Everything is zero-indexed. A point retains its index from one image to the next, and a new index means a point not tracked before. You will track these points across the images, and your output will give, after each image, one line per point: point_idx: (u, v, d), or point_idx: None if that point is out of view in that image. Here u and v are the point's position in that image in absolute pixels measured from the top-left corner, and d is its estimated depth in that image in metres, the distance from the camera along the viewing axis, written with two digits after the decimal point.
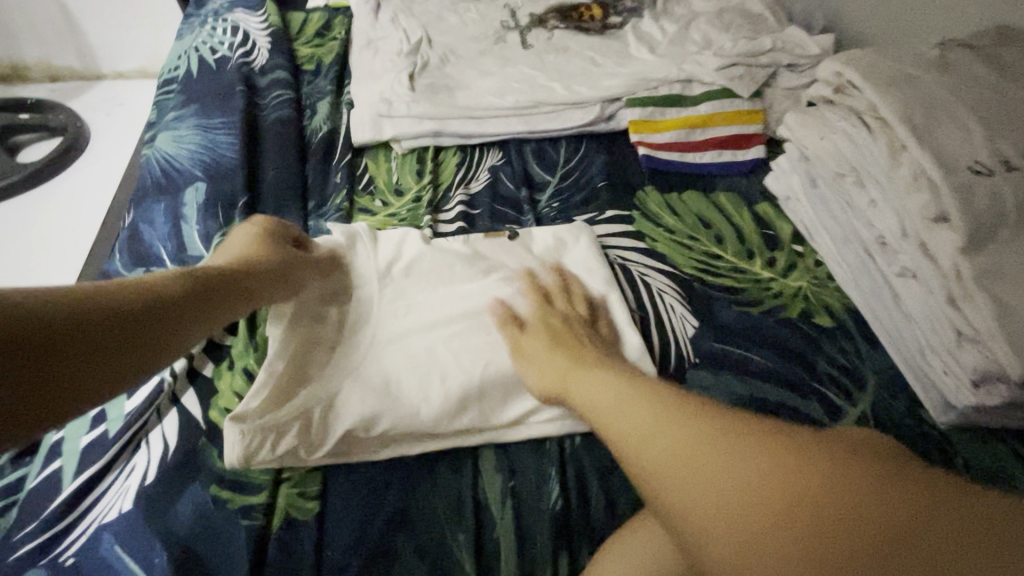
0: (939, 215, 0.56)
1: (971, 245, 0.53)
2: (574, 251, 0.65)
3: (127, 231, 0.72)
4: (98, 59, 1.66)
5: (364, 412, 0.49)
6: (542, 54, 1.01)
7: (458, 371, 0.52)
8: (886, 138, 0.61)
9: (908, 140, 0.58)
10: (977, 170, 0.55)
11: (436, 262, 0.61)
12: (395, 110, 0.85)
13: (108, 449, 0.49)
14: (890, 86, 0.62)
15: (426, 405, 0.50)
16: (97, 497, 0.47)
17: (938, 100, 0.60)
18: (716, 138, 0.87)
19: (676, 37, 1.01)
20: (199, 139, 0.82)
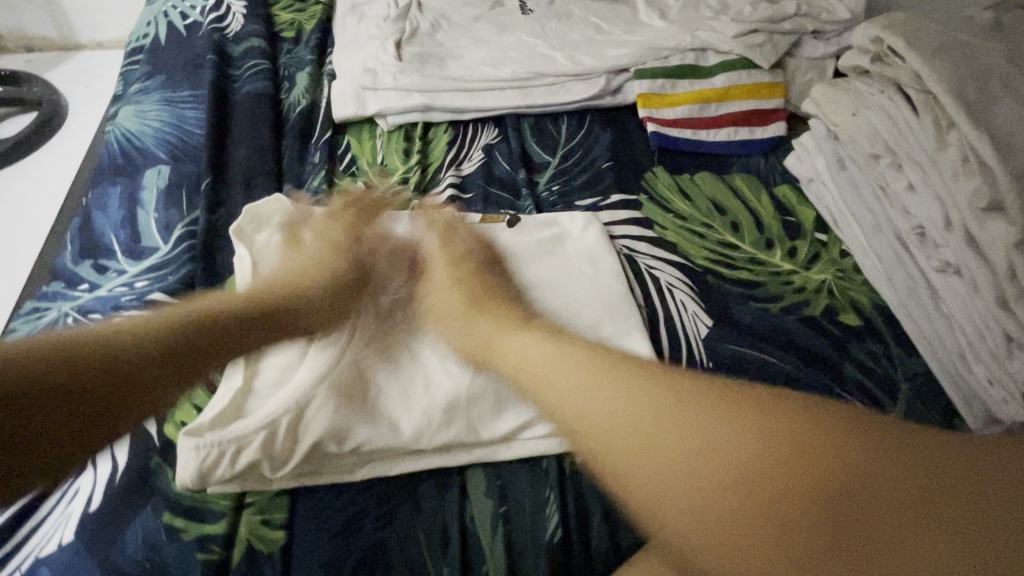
0: (992, 205, 0.49)
1: None
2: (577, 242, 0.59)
3: (79, 218, 0.65)
4: (74, 28, 1.56)
5: (336, 422, 0.44)
6: (543, 20, 0.92)
7: (444, 379, 0.47)
8: (932, 115, 0.54)
9: (958, 118, 0.51)
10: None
11: (426, 259, 0.55)
12: (380, 82, 0.77)
13: None
14: (937, 54, 0.54)
15: (407, 415, 0.45)
16: (34, 526, 0.42)
17: (993, 70, 0.52)
18: (732, 114, 0.79)
19: (690, 1, 0.92)
20: (166, 116, 0.75)
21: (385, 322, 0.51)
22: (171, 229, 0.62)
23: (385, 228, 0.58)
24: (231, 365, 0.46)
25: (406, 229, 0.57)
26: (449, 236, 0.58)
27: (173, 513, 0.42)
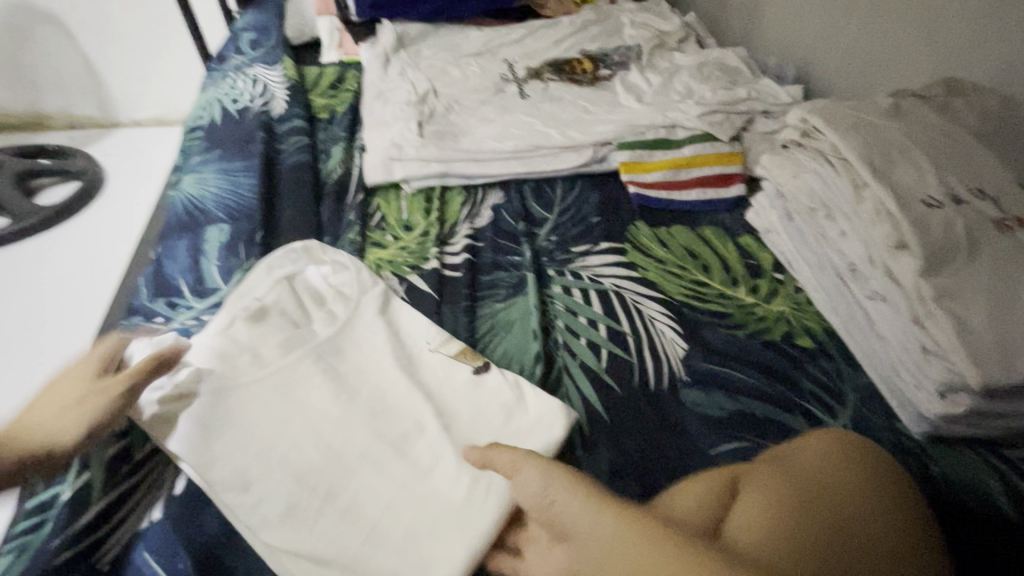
0: (899, 242, 0.61)
1: (930, 267, 0.59)
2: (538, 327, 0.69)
3: (151, 266, 0.77)
4: (117, 108, 1.75)
5: (230, 468, 0.54)
6: (539, 104, 1.13)
7: (327, 445, 0.57)
8: (850, 176, 0.68)
9: (868, 178, 0.65)
10: (928, 203, 0.62)
11: (375, 344, 0.65)
12: (405, 154, 0.92)
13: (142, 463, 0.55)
14: (849, 131, 0.70)
15: (282, 469, 0.55)
16: (129, 508, 0.54)
17: (894, 143, 0.67)
18: (701, 177, 0.94)
19: (662, 89, 1.11)
20: (224, 183, 0.89)
21: (319, 397, 0.60)
22: (232, 274, 0.74)
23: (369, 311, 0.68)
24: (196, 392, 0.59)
25: (377, 309, 0.68)
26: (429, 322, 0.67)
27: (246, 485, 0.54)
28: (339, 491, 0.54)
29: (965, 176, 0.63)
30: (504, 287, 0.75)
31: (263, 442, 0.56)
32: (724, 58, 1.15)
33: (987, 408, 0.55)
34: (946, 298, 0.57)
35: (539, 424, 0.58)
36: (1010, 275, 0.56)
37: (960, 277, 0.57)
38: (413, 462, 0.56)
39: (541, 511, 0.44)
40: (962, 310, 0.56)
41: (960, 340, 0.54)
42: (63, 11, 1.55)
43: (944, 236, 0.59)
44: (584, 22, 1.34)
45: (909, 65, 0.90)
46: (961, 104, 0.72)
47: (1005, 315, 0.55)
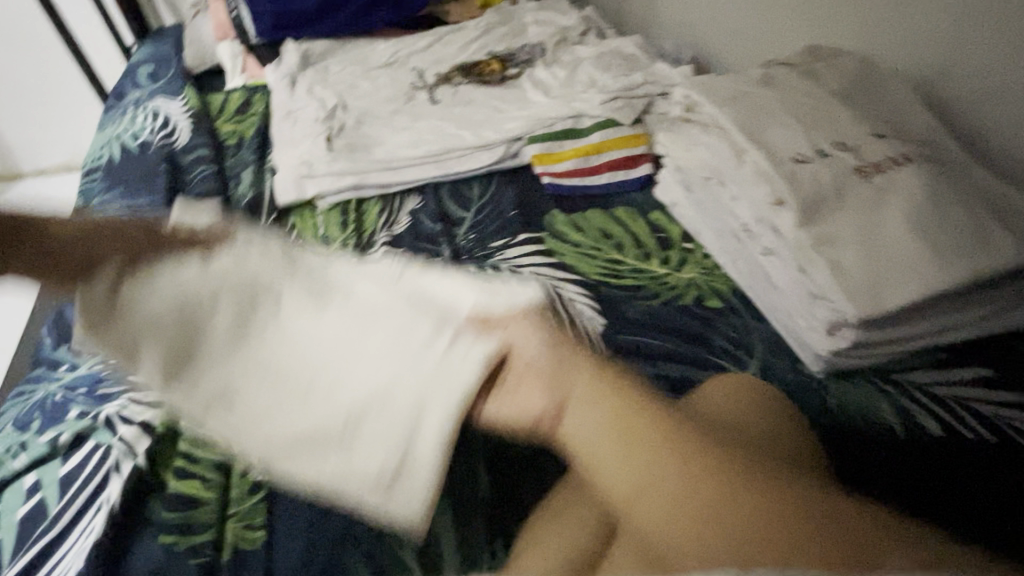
0: (777, 199, 0.67)
1: (804, 218, 0.64)
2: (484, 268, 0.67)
3: (55, 314, 0.74)
4: (15, 159, 1.65)
5: (206, 396, 0.53)
6: (451, 107, 1.14)
7: (300, 384, 0.53)
8: (731, 144, 0.73)
9: (746, 143, 0.70)
10: (799, 160, 0.67)
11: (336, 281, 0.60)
12: (316, 170, 0.92)
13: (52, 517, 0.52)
14: (727, 102, 0.75)
15: (258, 425, 0.51)
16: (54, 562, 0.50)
17: (766, 108, 0.73)
18: (610, 161, 0.98)
19: (567, 82, 1.15)
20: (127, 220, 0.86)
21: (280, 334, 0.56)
22: None
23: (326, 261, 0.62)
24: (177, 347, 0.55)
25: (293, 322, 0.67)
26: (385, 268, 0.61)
27: (169, 507, 0.52)
28: (324, 371, 0.53)
29: (829, 132, 0.69)
30: None
31: (244, 387, 0.53)
32: (623, 47, 1.20)
33: (869, 338, 0.60)
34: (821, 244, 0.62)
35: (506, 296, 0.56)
36: (874, 214, 0.62)
37: (831, 223, 0.63)
38: (384, 335, 0.55)
39: (546, 376, 0.47)
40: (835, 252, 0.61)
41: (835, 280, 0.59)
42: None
43: (813, 189, 0.65)
44: (488, 25, 1.37)
45: (784, 35, 0.97)
46: (824, 66, 0.78)
47: (872, 251, 0.60)
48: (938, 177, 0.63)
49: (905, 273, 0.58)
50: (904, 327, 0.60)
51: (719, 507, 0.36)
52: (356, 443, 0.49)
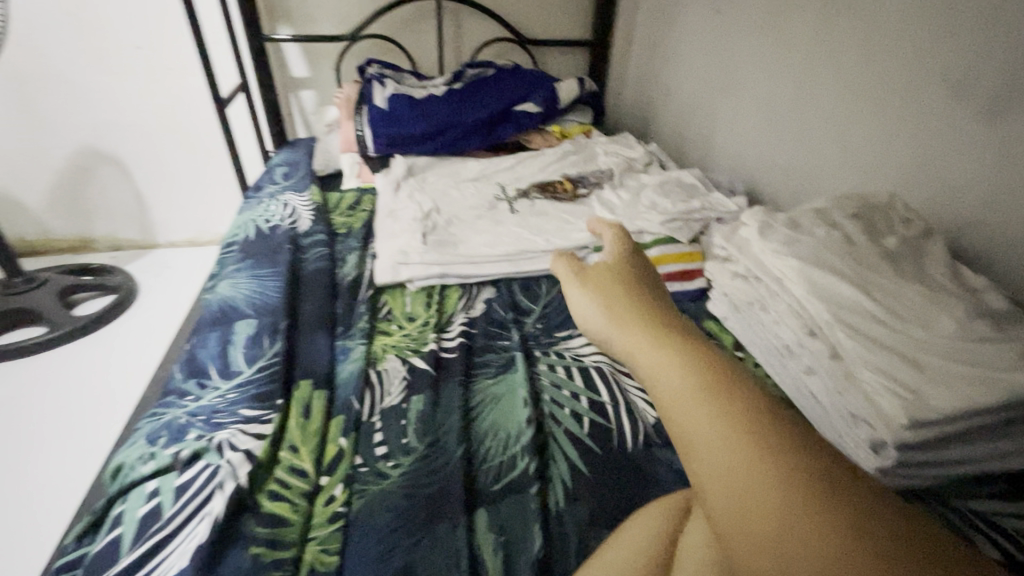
0: (814, 328, 0.75)
1: (863, 340, 0.69)
2: (936, 320, 0.68)
3: (185, 354, 0.88)
4: (157, 231, 1.97)
5: (875, 356, 0.67)
6: (527, 218, 1.30)
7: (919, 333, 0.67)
8: (772, 281, 0.83)
9: (795, 280, 0.78)
10: (914, 317, 0.69)
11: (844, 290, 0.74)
12: (410, 259, 1.07)
13: (176, 517, 0.60)
14: (791, 238, 0.83)
15: (895, 321, 0.69)
16: (163, 556, 0.57)
17: (820, 247, 0.80)
18: (666, 272, 1.08)
19: (631, 203, 1.30)
20: (254, 285, 1.03)
21: (923, 314, 0.69)
22: (254, 359, 0.83)
23: (853, 248, 0.79)
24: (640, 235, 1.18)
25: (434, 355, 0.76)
26: (904, 298, 0.72)
27: (258, 522, 0.59)
28: (973, 353, 0.63)
29: (872, 268, 0.76)
30: (495, 365, 0.85)
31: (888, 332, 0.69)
32: (681, 176, 1.35)
33: (910, 460, 0.62)
34: (915, 383, 0.63)
35: (1003, 362, 0.61)
36: (939, 352, 0.65)
37: (884, 352, 0.67)
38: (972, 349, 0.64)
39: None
40: (901, 373, 0.64)
41: (903, 404, 0.61)
42: (106, 142, 1.75)
43: (954, 369, 0.62)
44: (563, 151, 1.58)
45: (838, 175, 1.05)
46: (867, 209, 0.87)
47: (937, 379, 0.62)
48: (980, 307, 0.69)
49: (929, 405, 0.61)
50: (953, 450, 0.62)
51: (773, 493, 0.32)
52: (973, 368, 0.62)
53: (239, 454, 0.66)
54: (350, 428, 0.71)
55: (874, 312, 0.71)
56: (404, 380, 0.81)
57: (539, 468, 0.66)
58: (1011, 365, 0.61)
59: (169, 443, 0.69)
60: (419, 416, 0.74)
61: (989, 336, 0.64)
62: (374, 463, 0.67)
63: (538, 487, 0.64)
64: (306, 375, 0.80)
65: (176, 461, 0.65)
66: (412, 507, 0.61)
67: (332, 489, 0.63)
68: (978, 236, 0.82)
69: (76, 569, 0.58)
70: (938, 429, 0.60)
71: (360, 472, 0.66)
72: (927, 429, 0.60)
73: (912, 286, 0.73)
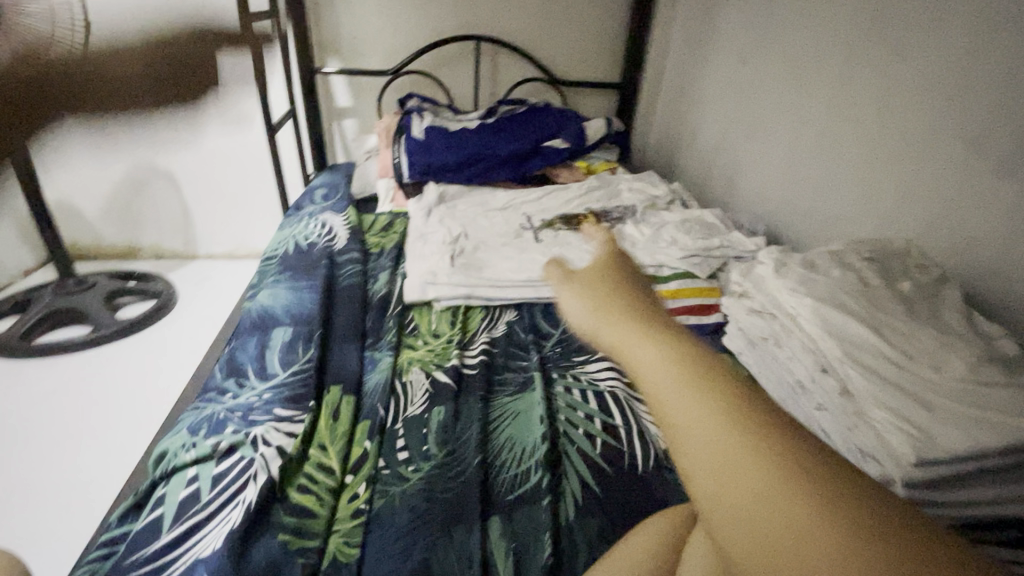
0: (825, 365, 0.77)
1: (873, 379, 0.71)
2: (947, 362, 0.70)
3: (225, 355, 0.95)
4: (199, 243, 2.09)
5: (885, 394, 0.69)
6: (551, 247, 1.36)
7: (929, 374, 0.69)
8: (785, 318, 0.86)
9: (808, 317, 0.81)
10: (925, 358, 0.71)
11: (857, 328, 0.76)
12: (438, 280, 1.13)
13: (212, 502, 0.64)
14: (806, 277, 0.86)
15: (905, 361, 0.71)
16: (199, 537, 0.61)
17: (834, 288, 0.83)
18: (684, 306, 1.12)
19: (652, 238, 1.34)
20: (291, 296, 1.10)
21: (934, 356, 0.71)
22: (289, 364, 0.89)
23: (866, 289, 0.82)
24: (660, 268, 1.22)
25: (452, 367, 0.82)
26: (915, 339, 0.74)
27: (288, 513, 0.63)
28: (982, 396, 0.65)
29: (884, 309, 0.78)
30: (513, 383, 0.88)
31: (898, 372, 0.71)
32: (702, 215, 1.40)
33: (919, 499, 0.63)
34: (922, 422, 0.65)
35: (1013, 405, 0.63)
36: (948, 393, 0.66)
37: (895, 391, 0.69)
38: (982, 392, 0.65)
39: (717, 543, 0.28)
40: (910, 412, 0.66)
41: (911, 442, 0.63)
42: (162, 159, 1.88)
43: (964, 411, 0.64)
44: (589, 186, 1.64)
45: (856, 220, 1.08)
46: (882, 254, 0.90)
47: (946, 420, 0.64)
48: (992, 352, 0.71)
49: (937, 444, 0.62)
50: (962, 492, 0.63)
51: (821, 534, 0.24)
52: (983, 410, 0.63)
53: (271, 449, 0.71)
54: (375, 432, 0.75)
55: (885, 352, 0.73)
56: (427, 392, 0.85)
57: (552, 482, 0.69)
58: (1021, 409, 0.62)
59: (209, 435, 0.74)
60: (440, 425, 0.78)
61: (1000, 381, 0.66)
62: (396, 466, 0.71)
63: (551, 500, 0.67)
64: (336, 382, 0.85)
65: (214, 451, 0.70)
66: (431, 508, 0.65)
67: (356, 487, 0.67)
68: (993, 284, 0.83)
69: (118, 546, 0.63)
70: (947, 469, 0.62)
71: (383, 473, 0.70)
72: (934, 468, 0.62)
73: (924, 328, 0.75)
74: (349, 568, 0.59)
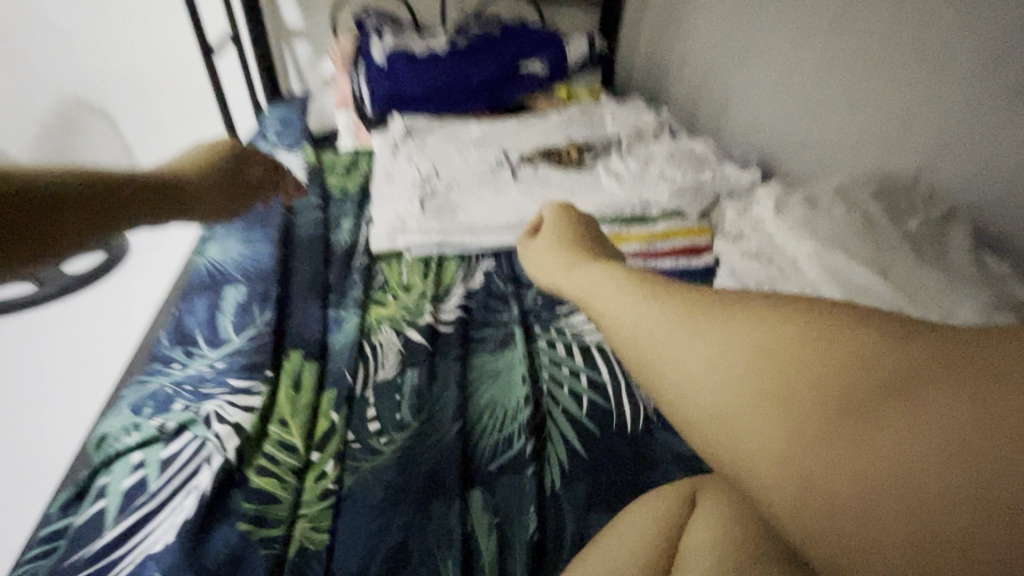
0: None
1: None
2: (958, 307, 0.65)
3: (171, 320, 0.85)
4: None
5: None
6: (530, 185, 1.25)
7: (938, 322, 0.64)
8: (782, 262, 0.80)
9: (809, 261, 0.75)
10: (934, 304, 0.66)
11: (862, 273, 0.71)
12: (408, 227, 1.03)
13: (162, 491, 0.58)
14: (808, 217, 0.79)
15: (913, 307, 0.66)
16: (149, 530, 0.55)
17: (838, 228, 0.76)
18: (673, 248, 1.05)
19: (638, 173, 1.24)
20: (244, 249, 0.98)
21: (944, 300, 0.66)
22: (244, 329, 0.80)
23: (872, 229, 0.76)
24: (647, 207, 1.13)
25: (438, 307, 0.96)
26: (924, 283, 0.68)
27: (247, 499, 0.57)
28: None
29: (891, 251, 0.72)
30: (493, 340, 0.82)
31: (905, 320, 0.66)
32: (692, 148, 1.30)
33: None
34: None
35: None
36: None
37: None
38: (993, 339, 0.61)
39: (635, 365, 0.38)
40: None
41: None
42: (85, 89, 1.61)
43: None
44: (570, 116, 1.51)
45: (857, 150, 1.00)
46: (888, 188, 0.83)
47: None
48: (1003, 296, 0.66)
49: None
50: None
51: (798, 375, 0.28)
52: None
53: (226, 428, 0.64)
54: (343, 403, 0.69)
55: (893, 298, 0.68)
56: (399, 354, 0.78)
57: (538, 447, 0.64)
58: None
59: (154, 415, 0.67)
60: (413, 391, 0.71)
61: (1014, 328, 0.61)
62: (367, 439, 0.65)
63: (536, 469, 0.62)
64: (297, 346, 0.77)
65: (160, 433, 0.64)
66: (407, 483, 0.59)
67: (324, 465, 0.61)
68: (1005, 220, 0.78)
69: (56, 544, 0.56)
70: None
71: (353, 448, 0.64)
72: None
73: (932, 271, 0.69)
74: (318, 555, 0.54)
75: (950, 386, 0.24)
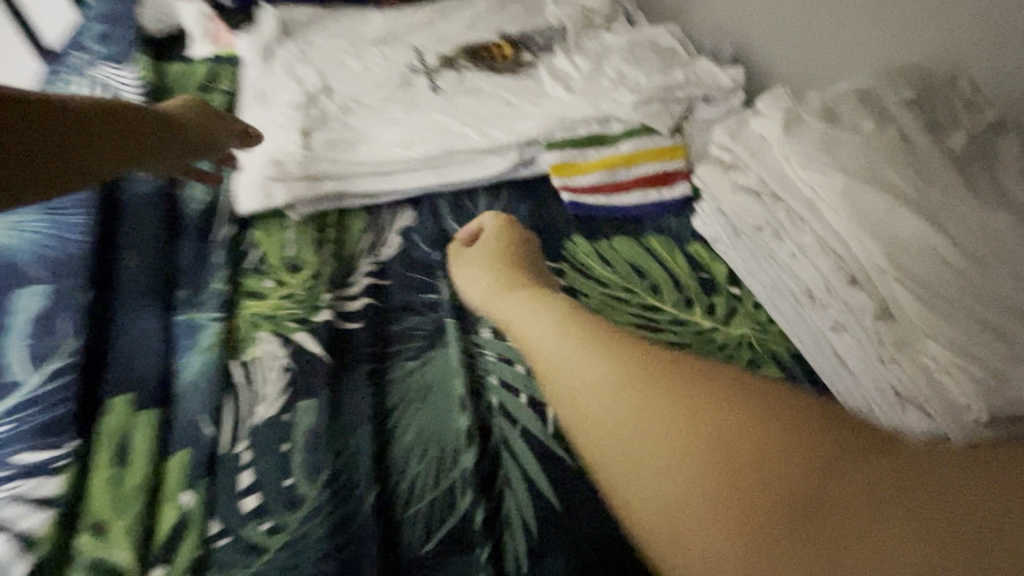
0: (853, 276, 0.55)
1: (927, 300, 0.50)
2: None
3: None
4: None
5: (943, 322, 0.49)
6: (454, 98, 0.95)
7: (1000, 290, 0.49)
8: (792, 203, 0.61)
9: (833, 204, 0.56)
10: (992, 263, 0.51)
11: (902, 221, 0.53)
12: (285, 171, 0.72)
13: None
14: (829, 138, 0.59)
15: (968, 269, 0.50)
16: None
17: (868, 156, 0.57)
18: (640, 178, 0.83)
19: (591, 74, 0.97)
20: (43, 221, 0.64)
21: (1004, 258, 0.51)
22: (43, 362, 0.53)
23: (912, 154, 0.57)
24: (607, 122, 0.87)
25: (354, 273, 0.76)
26: (979, 232, 0.52)
27: None
28: None
29: (936, 187, 0.54)
30: (418, 338, 0.60)
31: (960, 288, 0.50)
32: (656, 36, 1.03)
33: None
34: (997, 366, 0.46)
35: None
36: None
37: (957, 318, 0.49)
38: None
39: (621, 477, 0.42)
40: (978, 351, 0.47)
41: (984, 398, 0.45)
42: None
43: None
44: None
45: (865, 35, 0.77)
46: (923, 90, 0.63)
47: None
48: None
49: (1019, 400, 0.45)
50: None
51: (728, 452, 0.39)
52: None
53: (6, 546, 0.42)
54: (199, 475, 0.47)
55: (943, 257, 0.51)
56: (286, 377, 0.55)
57: (490, 511, 0.47)
58: None
59: None
60: (307, 440, 0.50)
61: None
62: (241, 530, 0.45)
63: (490, 548, 0.45)
64: (125, 387, 0.52)
65: None
66: None
67: None
68: None
69: None
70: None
71: (219, 549, 0.44)
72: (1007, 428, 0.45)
73: (989, 213, 0.53)
74: None
75: (817, 465, 0.37)
